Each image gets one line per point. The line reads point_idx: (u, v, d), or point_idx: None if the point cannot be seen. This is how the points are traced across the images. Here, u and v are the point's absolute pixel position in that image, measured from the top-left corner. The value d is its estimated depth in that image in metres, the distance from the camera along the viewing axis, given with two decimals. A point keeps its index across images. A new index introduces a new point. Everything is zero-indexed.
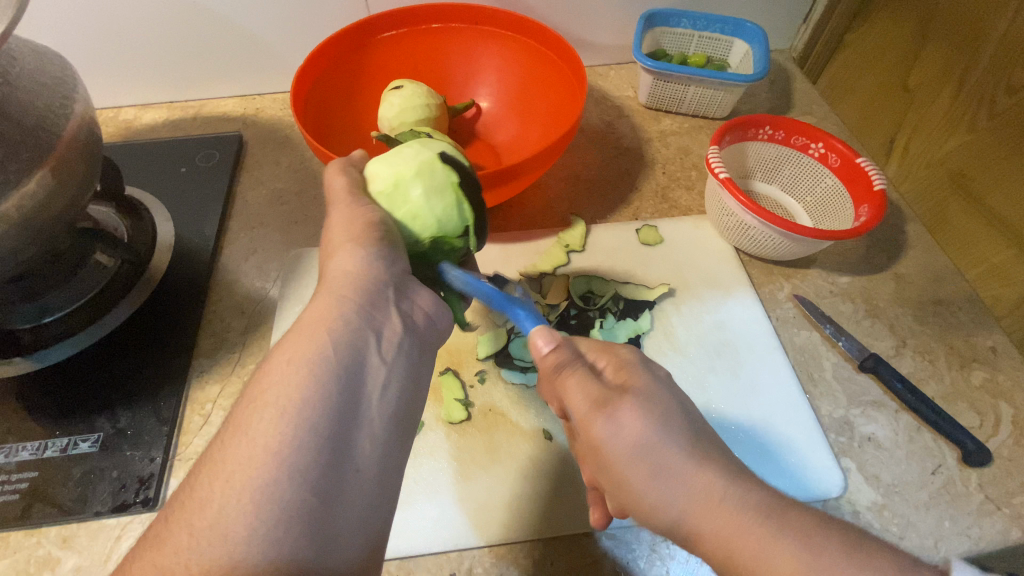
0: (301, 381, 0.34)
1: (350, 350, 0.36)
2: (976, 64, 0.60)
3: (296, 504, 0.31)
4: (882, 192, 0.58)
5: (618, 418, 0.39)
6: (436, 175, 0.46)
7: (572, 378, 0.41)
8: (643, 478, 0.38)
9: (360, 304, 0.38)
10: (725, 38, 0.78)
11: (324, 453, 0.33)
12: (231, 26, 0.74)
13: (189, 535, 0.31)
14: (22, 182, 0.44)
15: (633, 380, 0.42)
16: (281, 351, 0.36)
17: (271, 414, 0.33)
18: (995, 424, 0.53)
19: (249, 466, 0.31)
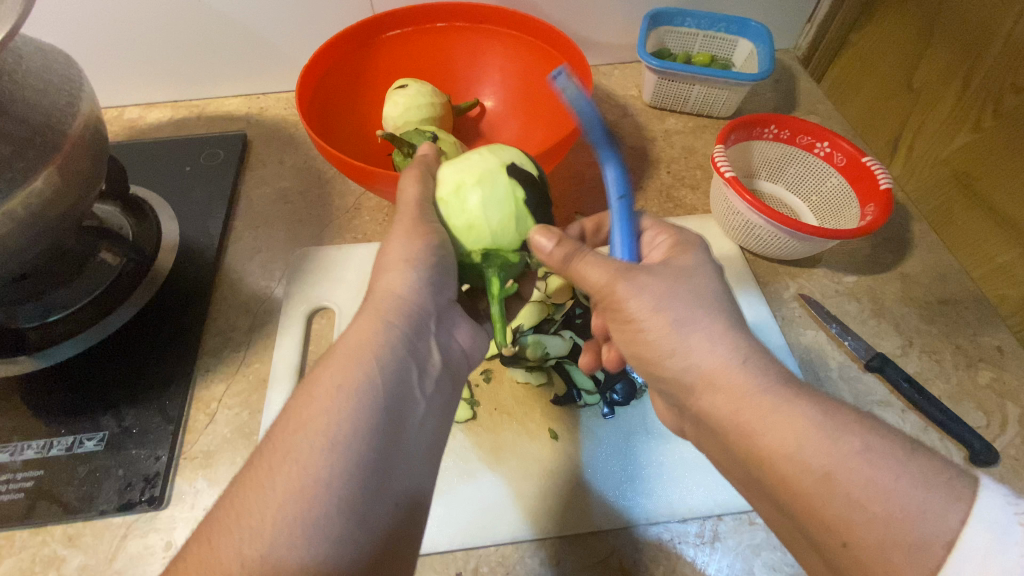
0: (351, 408, 0.34)
1: (397, 379, 0.37)
2: (981, 64, 0.60)
3: (346, 536, 0.31)
4: (888, 191, 0.58)
5: (640, 282, 0.41)
6: (498, 184, 0.44)
7: (586, 257, 0.43)
8: (672, 334, 0.39)
9: (406, 333, 0.40)
10: (729, 37, 0.78)
11: (371, 483, 0.33)
12: (235, 25, 0.74)
13: (238, 560, 0.29)
14: (29, 180, 0.44)
15: (682, 259, 0.44)
16: (328, 374, 0.36)
17: (321, 441, 0.33)
18: (1002, 424, 0.53)
19: (301, 495, 0.31)
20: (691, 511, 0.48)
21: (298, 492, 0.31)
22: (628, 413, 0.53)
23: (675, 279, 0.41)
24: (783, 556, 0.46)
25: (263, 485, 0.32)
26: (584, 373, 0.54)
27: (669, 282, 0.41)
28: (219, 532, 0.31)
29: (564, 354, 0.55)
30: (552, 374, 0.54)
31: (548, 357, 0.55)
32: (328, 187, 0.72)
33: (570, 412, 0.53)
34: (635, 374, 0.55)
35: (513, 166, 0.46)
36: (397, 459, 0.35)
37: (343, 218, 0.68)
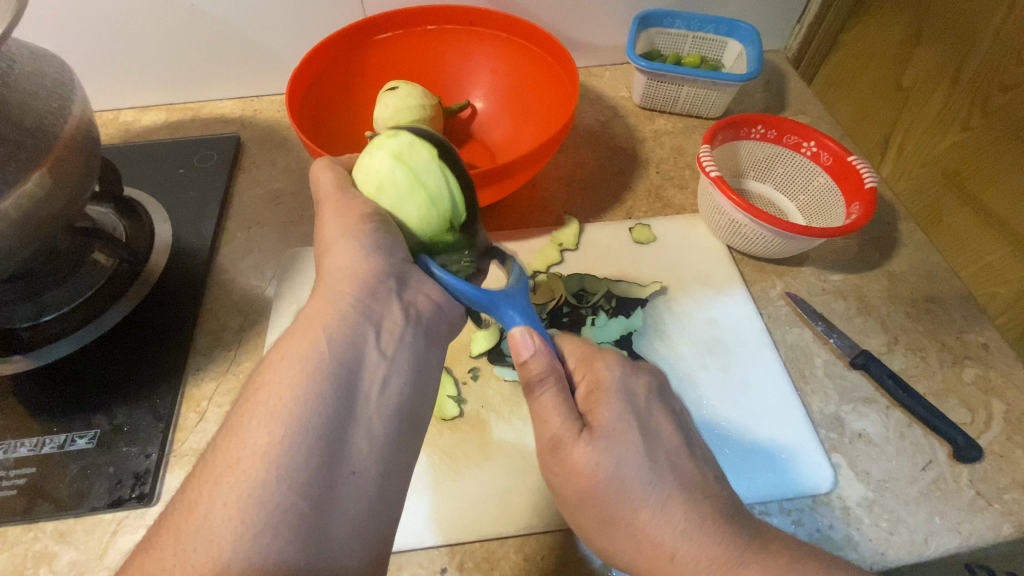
0: (294, 381, 0.35)
1: (347, 353, 0.37)
2: (970, 64, 0.61)
3: (284, 508, 0.32)
4: (872, 190, 0.59)
5: (568, 460, 0.42)
6: (407, 175, 0.44)
7: (545, 396, 0.43)
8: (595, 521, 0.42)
9: (358, 300, 0.40)
10: (719, 38, 0.78)
11: (315, 453, 0.34)
12: (229, 29, 0.75)
13: (177, 540, 0.31)
14: (21, 182, 0.44)
15: (599, 416, 0.43)
16: (273, 358, 0.37)
17: (261, 415, 0.34)
18: (987, 421, 0.53)
19: (237, 470, 0.32)
20: None
21: (237, 467, 0.33)
22: None
23: (591, 454, 0.41)
24: None
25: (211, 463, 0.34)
26: None
27: (592, 454, 0.41)
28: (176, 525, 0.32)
29: None
30: None
31: None
32: None
33: None
34: None
35: (408, 148, 0.45)
36: (349, 431, 0.36)
37: None
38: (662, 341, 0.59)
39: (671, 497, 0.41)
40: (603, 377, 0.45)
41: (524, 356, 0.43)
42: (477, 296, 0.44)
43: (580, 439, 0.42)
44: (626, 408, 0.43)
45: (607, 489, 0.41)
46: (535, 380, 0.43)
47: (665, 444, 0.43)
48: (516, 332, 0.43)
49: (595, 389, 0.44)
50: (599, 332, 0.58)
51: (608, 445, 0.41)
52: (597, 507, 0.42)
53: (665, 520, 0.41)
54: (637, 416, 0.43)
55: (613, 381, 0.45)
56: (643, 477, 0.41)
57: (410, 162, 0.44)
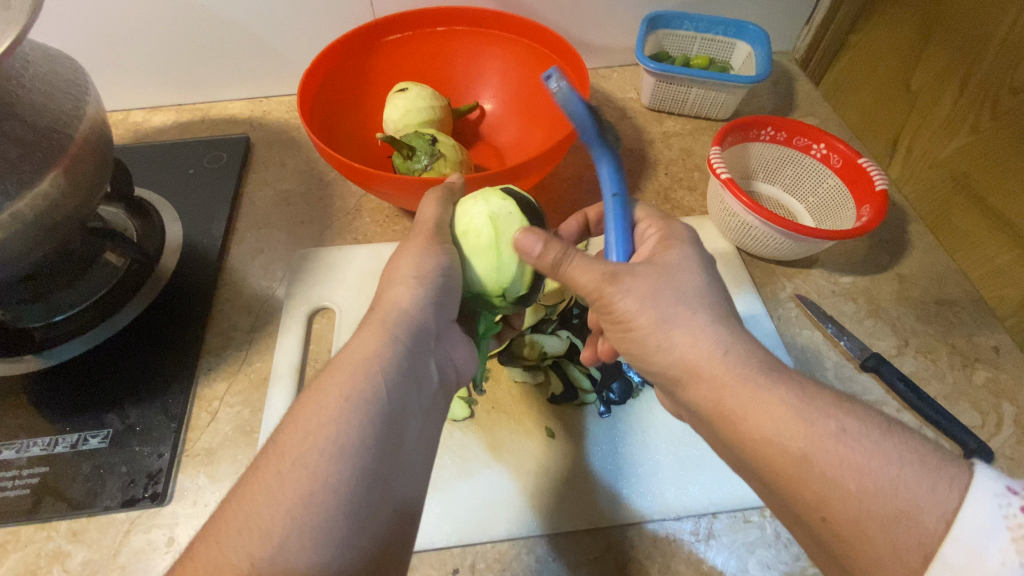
0: (354, 417, 0.35)
1: (398, 392, 0.38)
2: (979, 66, 0.60)
3: (348, 536, 0.33)
4: (883, 193, 0.58)
5: (626, 285, 0.40)
6: (505, 244, 0.46)
7: (574, 263, 0.42)
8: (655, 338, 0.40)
9: (408, 346, 0.40)
10: (727, 40, 0.78)
11: (373, 484, 0.35)
12: (238, 30, 0.76)
13: (250, 557, 0.31)
14: (35, 182, 0.45)
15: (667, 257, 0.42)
16: (323, 383, 0.37)
17: (325, 447, 0.34)
18: (998, 423, 0.53)
19: (306, 497, 0.32)
20: (686, 509, 0.48)
21: (306, 494, 0.33)
22: (625, 412, 0.54)
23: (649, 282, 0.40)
24: (777, 553, 0.46)
25: (271, 486, 0.33)
26: (580, 373, 0.55)
27: (651, 282, 0.40)
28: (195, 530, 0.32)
29: (561, 354, 0.56)
30: (549, 374, 0.55)
31: (546, 356, 0.56)
32: (329, 190, 0.72)
33: (567, 411, 0.54)
34: (632, 373, 0.55)
35: (505, 218, 0.46)
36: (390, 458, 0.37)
37: (344, 220, 0.69)
38: None
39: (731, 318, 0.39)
40: (676, 237, 0.44)
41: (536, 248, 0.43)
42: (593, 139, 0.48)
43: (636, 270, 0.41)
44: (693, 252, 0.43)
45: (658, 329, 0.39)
46: (560, 258, 0.42)
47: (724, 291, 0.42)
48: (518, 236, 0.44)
49: (666, 246, 0.44)
50: None
51: (675, 277, 0.41)
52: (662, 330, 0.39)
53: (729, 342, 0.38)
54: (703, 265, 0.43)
55: (686, 237, 0.45)
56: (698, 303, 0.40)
57: (501, 229, 0.46)
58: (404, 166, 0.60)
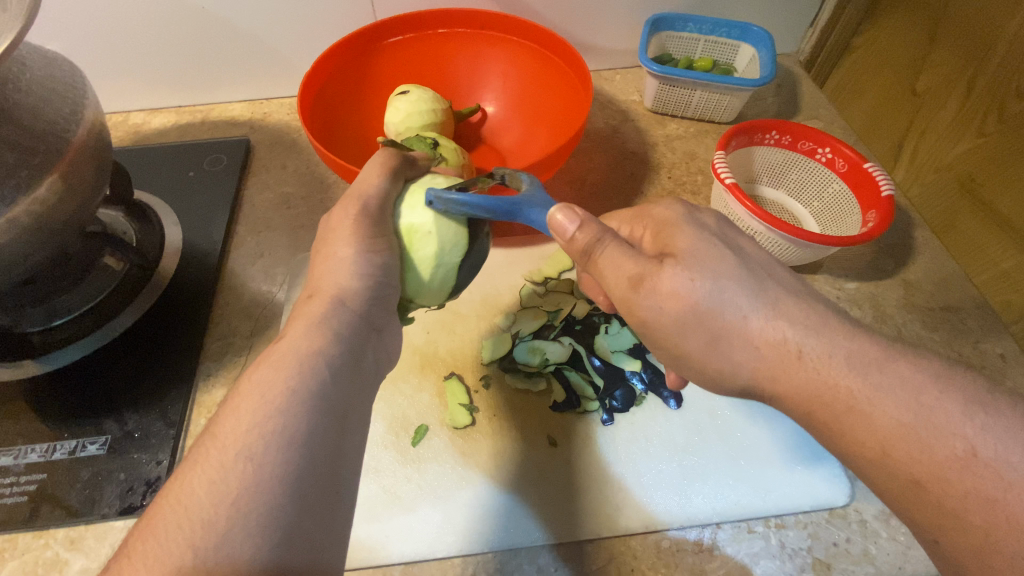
0: (293, 406, 0.35)
1: (337, 381, 0.38)
2: (986, 68, 0.60)
3: (295, 524, 0.32)
4: (889, 198, 0.58)
5: (657, 293, 0.39)
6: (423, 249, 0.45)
7: (606, 254, 0.40)
8: (702, 344, 0.40)
9: (344, 332, 0.40)
10: (731, 42, 0.78)
11: (320, 471, 0.34)
12: (238, 31, 0.75)
13: (191, 555, 0.30)
14: (32, 188, 0.44)
15: (679, 244, 0.41)
16: (260, 377, 0.36)
17: (265, 438, 0.33)
18: None
19: (247, 489, 0.32)
20: (689, 519, 0.48)
21: (248, 487, 0.32)
22: (628, 421, 0.53)
23: (685, 273, 0.39)
24: (781, 565, 0.46)
25: (209, 481, 0.32)
26: (582, 380, 0.55)
27: (683, 275, 0.39)
28: None
29: (564, 360, 0.56)
30: (551, 381, 0.55)
31: (548, 362, 0.56)
32: (330, 193, 0.72)
33: (569, 417, 0.53)
34: (635, 381, 0.55)
35: (425, 235, 0.45)
36: (345, 458, 0.36)
37: None
38: None
39: (779, 302, 0.39)
40: (666, 218, 0.43)
41: (569, 230, 0.40)
42: (496, 202, 0.42)
43: (666, 265, 0.39)
44: (702, 231, 0.41)
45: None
46: (592, 244, 0.40)
47: (755, 260, 0.41)
48: (554, 215, 0.41)
49: (664, 228, 0.43)
50: (612, 341, 0.58)
51: (699, 265, 0.39)
52: (703, 327, 0.39)
53: (783, 321, 0.38)
54: (715, 236, 0.41)
55: (680, 217, 0.43)
56: (744, 296, 0.39)
57: (420, 247, 0.45)
58: None
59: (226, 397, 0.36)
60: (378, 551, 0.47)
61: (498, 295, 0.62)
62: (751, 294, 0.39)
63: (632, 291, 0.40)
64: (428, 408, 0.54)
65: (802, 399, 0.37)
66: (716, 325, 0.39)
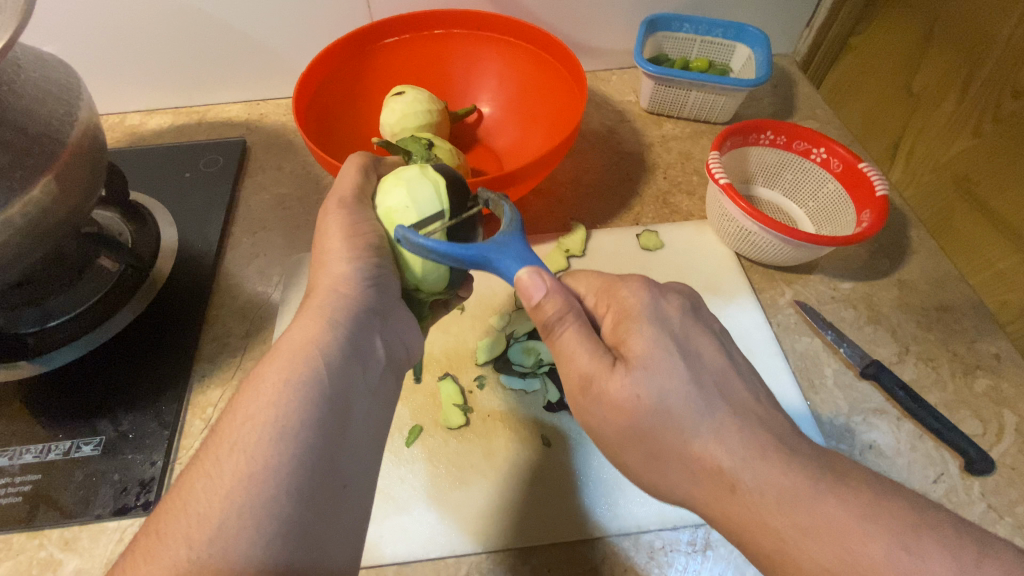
0: (292, 398, 0.35)
1: (342, 376, 0.38)
2: (981, 69, 0.60)
3: (291, 520, 0.32)
4: (883, 198, 0.58)
5: (603, 399, 0.39)
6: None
7: (565, 336, 0.40)
8: (642, 460, 0.39)
9: (346, 322, 0.40)
10: (727, 42, 0.78)
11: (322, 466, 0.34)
12: (234, 32, 0.75)
13: (188, 549, 0.30)
14: (27, 189, 0.44)
15: (633, 345, 0.39)
16: (270, 369, 0.36)
17: (265, 430, 0.33)
18: (998, 432, 0.53)
19: (246, 482, 0.32)
20: (683, 519, 0.48)
21: (251, 478, 0.32)
22: None
23: (631, 385, 0.38)
24: None
25: (211, 473, 0.32)
26: None
27: (630, 384, 0.38)
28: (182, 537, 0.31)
29: None
30: (545, 381, 0.55)
31: (542, 363, 0.56)
32: (325, 194, 0.72)
33: (562, 418, 0.53)
34: None
35: (403, 212, 0.44)
36: (346, 453, 0.37)
37: None
38: None
39: (724, 425, 0.37)
40: (628, 309, 0.42)
41: (536, 299, 0.41)
42: (460, 251, 0.41)
43: (616, 370, 0.39)
44: (661, 334, 0.40)
45: (652, 421, 0.38)
46: (554, 319, 0.41)
47: (708, 367, 0.40)
48: (522, 277, 0.41)
49: (623, 317, 0.41)
50: None
51: (646, 374, 0.38)
52: (643, 444, 0.39)
53: (725, 443, 0.36)
54: (670, 337, 0.40)
55: (643, 309, 0.41)
56: (692, 407, 0.37)
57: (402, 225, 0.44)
58: None
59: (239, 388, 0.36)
60: (371, 551, 0.47)
61: (493, 296, 0.62)
62: (698, 410, 0.37)
63: (581, 390, 0.40)
64: (422, 408, 0.54)
65: (732, 523, 0.36)
66: (656, 443, 0.38)
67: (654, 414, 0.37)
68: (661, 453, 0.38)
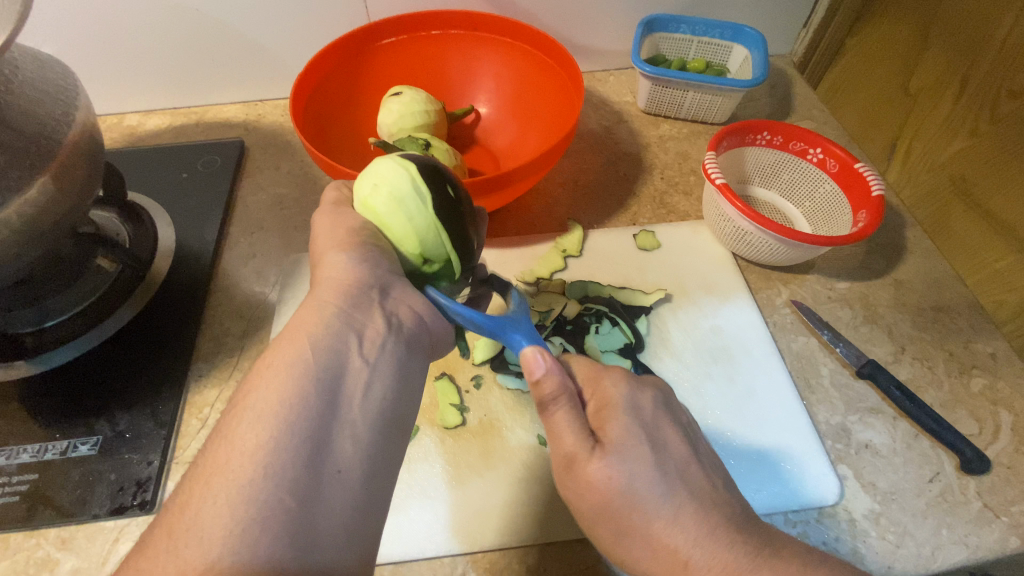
0: (284, 385, 0.35)
1: (332, 358, 0.37)
2: (978, 69, 0.60)
3: (273, 506, 0.31)
4: (879, 198, 0.58)
5: (580, 480, 0.40)
6: (388, 209, 0.44)
7: (556, 417, 0.40)
8: (610, 536, 0.40)
9: (341, 308, 0.40)
10: (724, 43, 0.78)
11: (302, 450, 0.33)
12: (233, 33, 0.75)
13: (169, 536, 0.31)
14: (23, 189, 0.44)
15: (611, 430, 0.40)
16: (266, 357, 0.37)
17: (251, 418, 0.34)
18: (994, 432, 0.53)
19: (229, 467, 0.32)
20: None
21: (231, 467, 0.32)
22: None
23: (607, 467, 0.39)
24: None
25: (200, 465, 0.33)
26: None
27: (607, 468, 0.39)
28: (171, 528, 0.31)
29: None
30: None
31: None
32: (323, 194, 0.72)
33: None
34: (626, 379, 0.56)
35: (386, 184, 0.44)
36: (334, 434, 0.35)
37: None
38: (665, 348, 0.58)
39: (682, 511, 0.38)
40: (611, 397, 0.43)
41: (538, 373, 0.40)
42: (486, 320, 0.43)
43: (594, 454, 0.39)
44: (634, 423, 0.41)
45: (621, 502, 0.39)
46: (550, 397, 0.40)
47: (673, 457, 0.41)
48: (527, 350, 0.40)
49: (605, 405, 0.42)
50: (603, 341, 0.58)
51: (621, 460, 0.39)
52: (610, 526, 0.39)
53: (680, 528, 0.38)
54: (645, 430, 0.41)
55: (623, 398, 0.43)
56: (658, 489, 0.39)
57: (387, 197, 0.44)
58: None
59: (247, 376, 0.37)
60: None
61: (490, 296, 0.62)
62: (661, 495, 0.39)
63: (564, 467, 0.41)
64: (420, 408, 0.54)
65: None
66: (624, 525, 0.39)
67: (621, 499, 0.39)
68: (627, 531, 0.39)
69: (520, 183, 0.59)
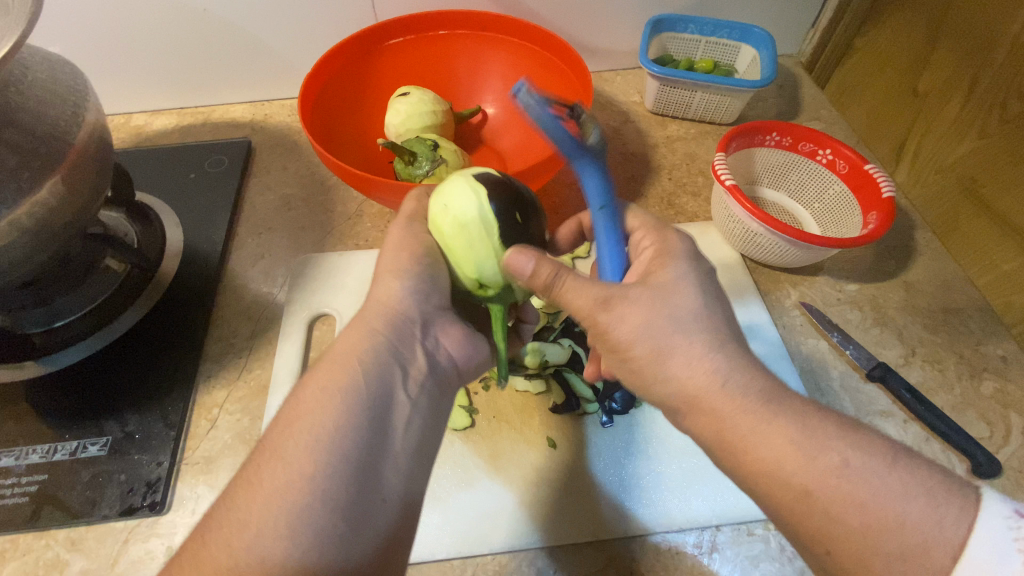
0: (335, 410, 0.36)
1: (380, 386, 0.38)
2: (988, 69, 0.59)
3: (329, 531, 0.32)
4: (890, 200, 0.58)
5: (619, 313, 0.39)
6: (453, 234, 0.42)
7: (572, 279, 0.41)
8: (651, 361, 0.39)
9: (390, 338, 0.41)
10: (732, 43, 0.78)
11: (354, 475, 0.34)
12: (239, 32, 0.75)
13: (227, 553, 0.31)
14: (34, 190, 0.44)
15: (664, 273, 0.41)
16: (314, 381, 0.37)
17: (306, 442, 0.34)
18: (1006, 435, 0.52)
19: (285, 490, 0.32)
20: (689, 522, 0.48)
21: (285, 488, 0.33)
22: (628, 422, 0.53)
23: (652, 299, 0.40)
24: (780, 568, 0.45)
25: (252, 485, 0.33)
26: (582, 381, 0.55)
27: (647, 300, 0.40)
28: (220, 540, 0.31)
29: (564, 362, 0.56)
30: (551, 383, 0.55)
31: (547, 364, 0.55)
32: (331, 194, 0.72)
33: (569, 420, 0.53)
34: None
35: (453, 207, 0.42)
36: (381, 461, 0.36)
37: (345, 225, 0.69)
38: None
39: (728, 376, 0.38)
40: (674, 247, 0.44)
41: (531, 266, 0.40)
42: (563, 142, 0.44)
43: (636, 289, 0.40)
44: (692, 272, 0.42)
45: (665, 334, 0.39)
46: (560, 270, 0.40)
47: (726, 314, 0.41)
48: (514, 252, 0.40)
49: (662, 254, 0.43)
50: None
51: (666, 295, 0.40)
52: (652, 351, 0.39)
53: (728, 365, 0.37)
54: (701, 279, 0.42)
55: (681, 250, 0.44)
56: (705, 328, 0.39)
57: (453, 220, 0.42)
58: (405, 171, 0.59)
59: (294, 397, 0.37)
60: None
61: None
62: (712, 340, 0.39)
63: (597, 309, 0.40)
64: None
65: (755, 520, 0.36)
66: (668, 343, 0.38)
67: (647, 350, 0.39)
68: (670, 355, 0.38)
69: (526, 184, 0.59)
